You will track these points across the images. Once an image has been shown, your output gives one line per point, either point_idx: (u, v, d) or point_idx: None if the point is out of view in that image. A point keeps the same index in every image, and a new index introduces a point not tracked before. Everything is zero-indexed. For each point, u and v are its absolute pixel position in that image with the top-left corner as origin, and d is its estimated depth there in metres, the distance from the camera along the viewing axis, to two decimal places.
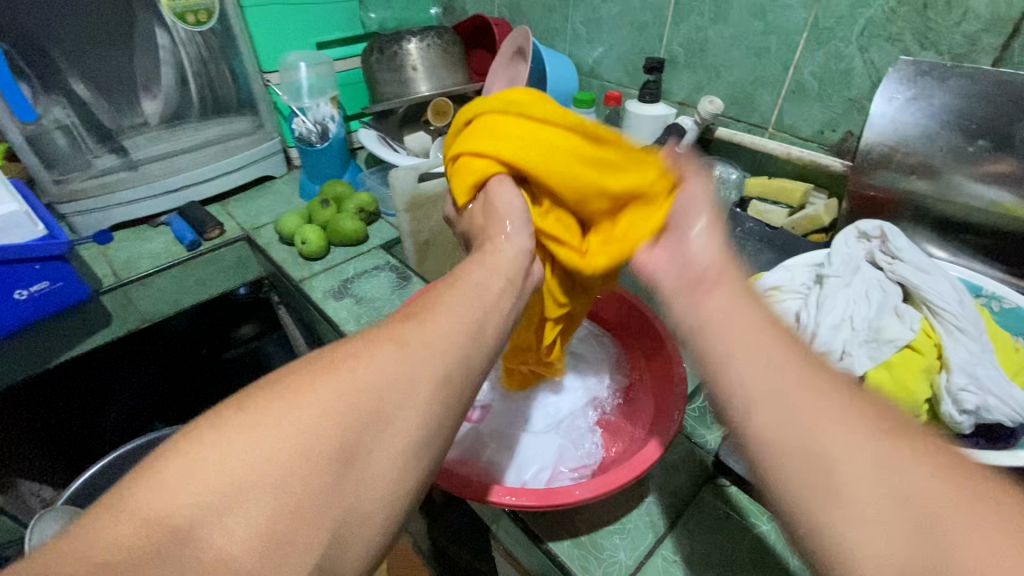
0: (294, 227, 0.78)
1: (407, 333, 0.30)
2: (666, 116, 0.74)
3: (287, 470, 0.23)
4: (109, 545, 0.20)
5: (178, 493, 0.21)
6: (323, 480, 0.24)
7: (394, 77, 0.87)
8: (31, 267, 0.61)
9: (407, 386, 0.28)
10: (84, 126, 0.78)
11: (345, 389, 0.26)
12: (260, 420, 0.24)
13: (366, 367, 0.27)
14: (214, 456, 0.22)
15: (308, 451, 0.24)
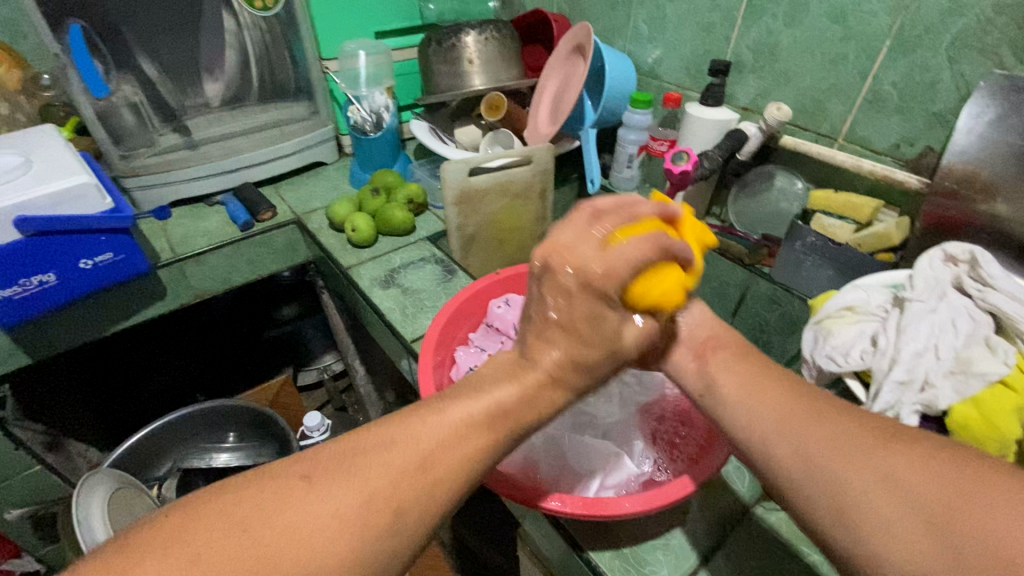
0: (345, 214, 0.79)
1: (344, 463, 0.30)
2: (728, 121, 0.72)
3: None
4: None
5: None
6: None
7: (449, 70, 0.87)
8: (95, 238, 0.63)
9: (307, 533, 0.27)
10: (151, 105, 0.82)
11: (240, 527, 0.26)
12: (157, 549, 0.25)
13: (266, 512, 0.27)
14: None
15: (234, 549, 0.26)
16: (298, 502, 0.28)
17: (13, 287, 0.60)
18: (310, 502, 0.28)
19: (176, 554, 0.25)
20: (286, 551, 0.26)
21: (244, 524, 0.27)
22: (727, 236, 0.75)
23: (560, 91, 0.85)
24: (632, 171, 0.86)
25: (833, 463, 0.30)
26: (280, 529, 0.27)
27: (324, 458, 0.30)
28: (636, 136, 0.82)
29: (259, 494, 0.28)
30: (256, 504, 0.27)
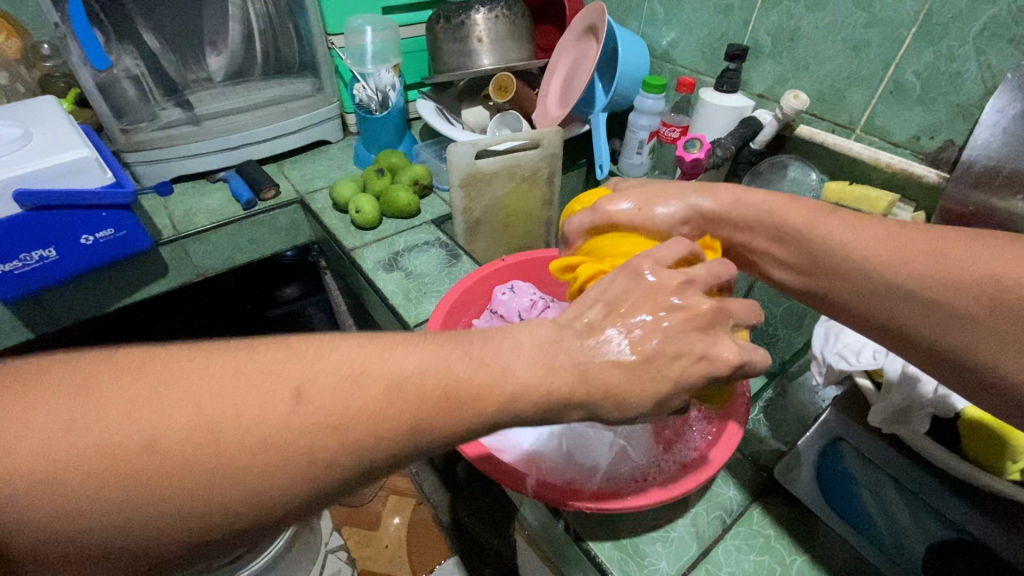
0: (349, 195, 0.77)
1: (353, 361, 0.26)
2: (742, 109, 0.71)
3: (99, 454, 0.21)
4: None
5: (20, 421, 0.21)
6: (122, 491, 0.21)
7: (458, 48, 0.85)
8: (97, 214, 0.62)
9: (291, 436, 0.24)
10: (152, 76, 0.80)
11: (222, 404, 0.23)
12: (129, 391, 0.22)
13: (257, 395, 0.24)
14: (50, 410, 0.21)
15: (208, 418, 0.23)
16: (290, 395, 0.24)
17: (12, 262, 0.59)
18: (300, 399, 0.24)
19: (138, 425, 0.22)
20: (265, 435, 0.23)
21: (208, 422, 0.23)
22: None
23: (571, 74, 0.83)
24: (642, 157, 0.85)
25: (948, 312, 0.33)
26: (261, 418, 0.23)
27: (324, 372, 0.25)
28: (648, 121, 0.81)
29: (232, 391, 0.24)
30: (227, 408, 0.23)
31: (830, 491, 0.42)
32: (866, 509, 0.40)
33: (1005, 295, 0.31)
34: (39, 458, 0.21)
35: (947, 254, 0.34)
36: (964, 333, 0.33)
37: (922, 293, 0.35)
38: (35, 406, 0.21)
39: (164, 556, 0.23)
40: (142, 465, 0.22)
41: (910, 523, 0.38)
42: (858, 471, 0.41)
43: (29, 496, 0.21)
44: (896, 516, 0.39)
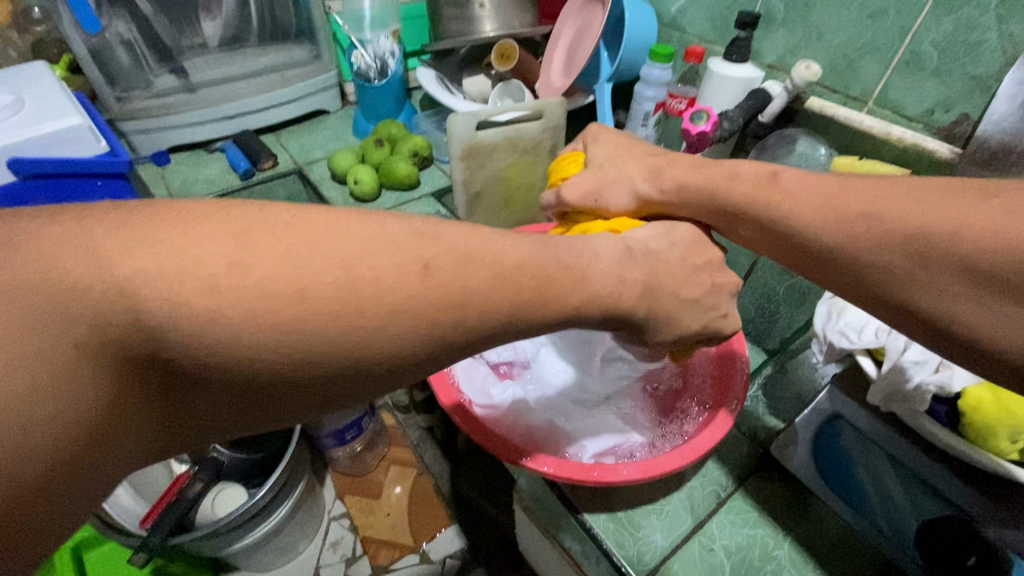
0: (347, 166, 0.76)
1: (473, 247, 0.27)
2: (752, 80, 0.69)
3: (269, 291, 0.21)
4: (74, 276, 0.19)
5: (189, 251, 0.21)
6: (298, 319, 0.21)
7: (458, 13, 0.82)
8: (92, 183, 0.62)
9: (438, 301, 0.24)
10: (145, 42, 0.77)
11: (381, 259, 0.24)
12: (289, 238, 0.22)
13: (405, 259, 0.24)
14: (207, 246, 0.21)
15: (364, 273, 0.23)
16: (428, 263, 0.25)
17: None
18: (436, 270, 0.25)
19: (294, 273, 0.22)
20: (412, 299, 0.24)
21: (356, 280, 0.23)
22: None
23: (575, 43, 0.81)
24: (647, 130, 0.82)
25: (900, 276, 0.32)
26: (408, 280, 0.24)
27: (448, 251, 0.26)
28: (654, 92, 0.79)
29: (372, 253, 0.24)
30: (369, 269, 0.23)
31: (826, 469, 0.43)
32: (862, 487, 0.41)
33: (931, 250, 0.31)
34: (206, 288, 0.20)
35: (872, 216, 0.34)
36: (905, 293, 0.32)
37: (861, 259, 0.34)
38: (193, 239, 0.21)
39: (299, 407, 0.24)
40: (296, 308, 0.22)
41: (904, 501, 0.39)
42: (853, 448, 0.42)
43: (198, 320, 0.20)
44: (890, 493, 0.40)
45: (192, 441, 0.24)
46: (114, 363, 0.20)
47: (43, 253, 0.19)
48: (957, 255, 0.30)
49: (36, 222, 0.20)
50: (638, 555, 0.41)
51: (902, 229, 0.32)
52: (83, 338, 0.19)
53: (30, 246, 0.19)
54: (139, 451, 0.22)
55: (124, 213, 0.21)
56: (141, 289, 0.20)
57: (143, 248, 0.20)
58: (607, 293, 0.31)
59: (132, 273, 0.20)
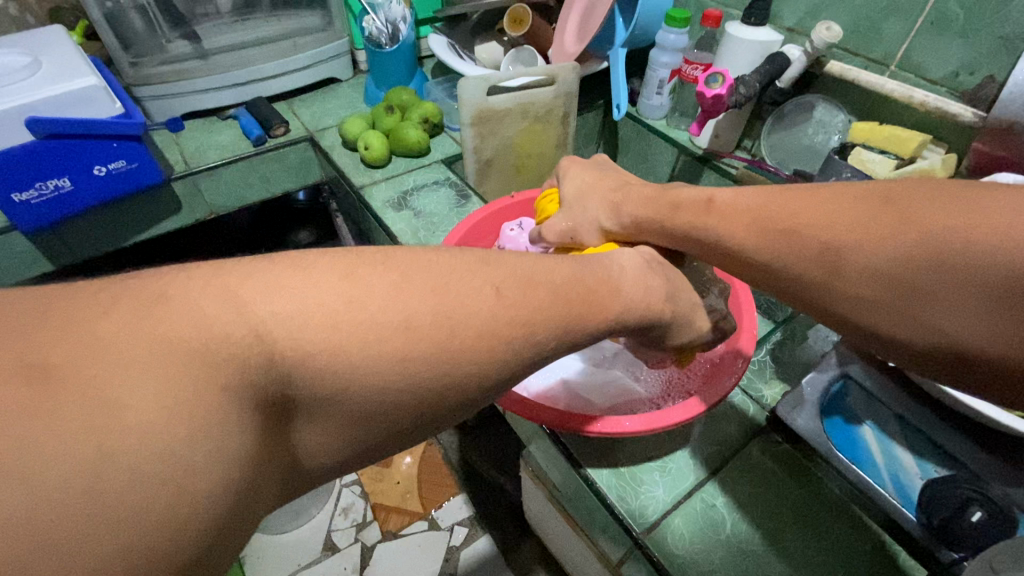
0: (358, 132, 0.76)
1: (525, 270, 0.29)
2: (770, 44, 0.67)
3: (376, 329, 0.24)
4: (217, 329, 0.22)
5: (311, 302, 0.23)
6: (417, 353, 0.25)
7: None
8: (108, 144, 0.62)
9: (512, 326, 0.27)
10: (158, 8, 0.77)
11: (453, 295, 0.26)
12: (376, 278, 0.25)
13: (473, 293, 0.27)
14: (316, 295, 0.24)
15: (449, 303, 0.26)
16: (484, 285, 0.27)
17: (29, 191, 0.60)
18: (494, 293, 0.27)
19: (396, 308, 0.25)
20: (488, 320, 0.26)
21: (446, 313, 0.26)
22: (755, 170, 0.72)
23: (590, 8, 0.79)
24: (661, 98, 0.82)
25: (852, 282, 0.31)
26: (476, 306, 0.26)
27: (509, 275, 0.29)
28: (669, 59, 0.78)
29: (456, 291, 0.26)
30: (451, 300, 0.26)
31: (835, 427, 0.42)
32: (867, 450, 0.40)
33: (844, 261, 0.31)
34: (325, 329, 0.23)
35: (795, 230, 0.34)
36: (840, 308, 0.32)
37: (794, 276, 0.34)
38: (307, 285, 0.24)
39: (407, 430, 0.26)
40: (408, 341, 0.24)
41: (910, 459, 0.40)
42: (861, 409, 0.42)
43: (324, 361, 0.23)
44: (895, 451, 0.40)
45: (306, 477, 0.26)
46: (251, 403, 0.22)
47: (184, 319, 0.21)
48: (881, 264, 0.30)
49: (171, 283, 0.22)
50: (640, 509, 0.41)
51: (820, 239, 0.32)
52: (227, 382, 0.21)
53: (172, 307, 0.21)
54: (269, 492, 0.24)
55: (243, 270, 0.23)
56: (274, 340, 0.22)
57: (274, 302, 0.23)
58: (641, 300, 0.34)
59: (268, 333, 0.22)
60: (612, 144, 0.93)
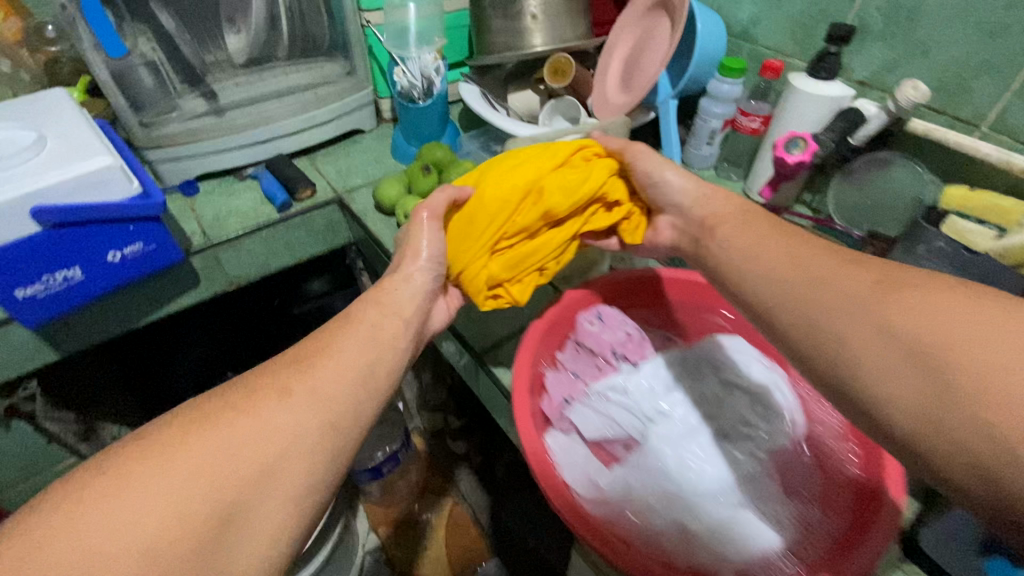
0: (394, 196, 0.70)
1: (298, 380, 0.39)
2: (840, 99, 0.62)
3: (276, 435, 0.36)
4: (165, 491, 0.31)
5: (212, 442, 0.34)
6: (297, 431, 0.36)
7: (507, 27, 0.76)
8: (124, 228, 0.56)
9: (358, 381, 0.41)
10: (171, 64, 0.72)
11: (315, 385, 0.39)
12: (231, 423, 0.35)
13: (314, 389, 0.39)
14: (205, 444, 0.33)
15: (316, 396, 0.39)
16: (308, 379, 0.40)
17: (35, 285, 0.53)
18: (311, 378, 0.39)
19: (241, 426, 0.35)
20: (345, 385, 0.40)
21: (258, 408, 0.37)
22: (822, 229, 0.68)
23: (634, 55, 0.75)
24: (712, 148, 0.77)
25: (912, 358, 0.32)
26: (327, 388, 0.39)
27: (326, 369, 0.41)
28: (722, 109, 0.73)
29: (321, 382, 0.40)
30: (323, 389, 0.39)
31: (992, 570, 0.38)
32: None
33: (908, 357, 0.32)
34: (209, 459, 0.33)
35: (864, 316, 0.35)
36: (854, 357, 0.34)
37: (834, 324, 0.36)
38: (184, 444, 0.33)
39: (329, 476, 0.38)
40: (196, 436, 0.34)
41: None
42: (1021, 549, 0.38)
43: (124, 482, 0.31)
44: None
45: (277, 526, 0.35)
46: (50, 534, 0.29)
47: (102, 518, 0.29)
48: (914, 327, 0.32)
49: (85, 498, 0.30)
50: None
51: (875, 291, 0.35)
52: (196, 498, 0.31)
53: (84, 514, 0.29)
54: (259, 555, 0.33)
55: (141, 444, 0.33)
56: (209, 468, 0.33)
57: (173, 464, 0.32)
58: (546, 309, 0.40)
59: (176, 473, 0.32)
60: None
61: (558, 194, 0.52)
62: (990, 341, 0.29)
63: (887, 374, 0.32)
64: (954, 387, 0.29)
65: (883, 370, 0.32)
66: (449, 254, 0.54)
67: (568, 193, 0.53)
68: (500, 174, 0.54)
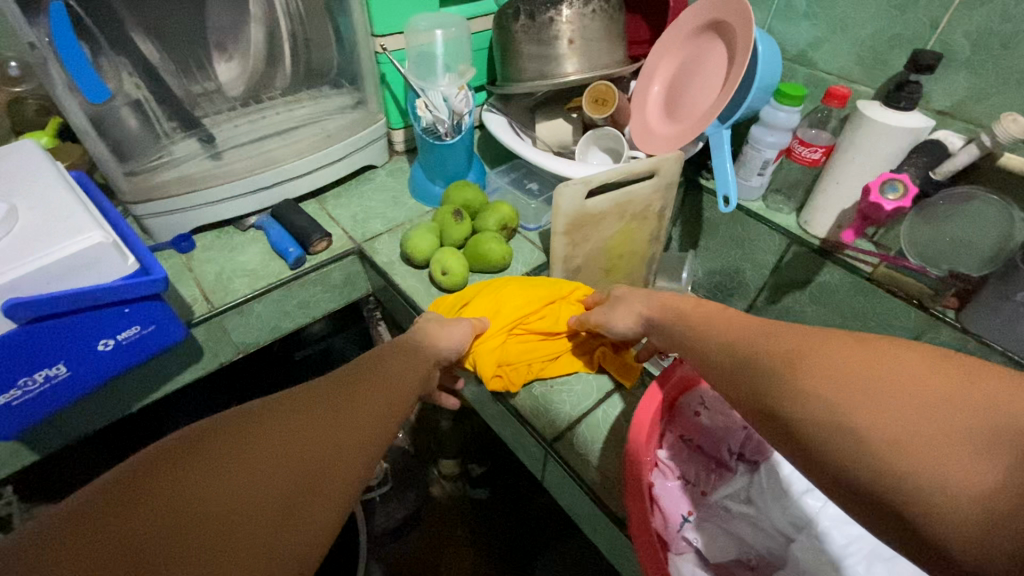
0: (425, 248, 0.60)
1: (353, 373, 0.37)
2: (920, 131, 0.57)
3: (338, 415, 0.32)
4: (224, 458, 0.26)
5: (275, 417, 0.30)
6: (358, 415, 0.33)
7: (541, 52, 0.68)
8: (117, 311, 0.46)
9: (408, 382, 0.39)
10: (158, 102, 0.61)
11: (365, 379, 0.36)
12: (288, 404, 0.31)
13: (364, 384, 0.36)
14: (265, 418, 0.29)
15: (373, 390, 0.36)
16: (357, 374, 0.37)
17: (9, 392, 0.44)
18: (357, 375, 0.37)
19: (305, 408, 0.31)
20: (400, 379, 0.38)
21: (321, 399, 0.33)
22: (896, 268, 0.62)
23: (678, 80, 0.69)
24: (763, 179, 0.72)
25: (831, 411, 0.26)
26: (376, 383, 0.37)
27: (377, 370, 0.38)
28: (774, 138, 0.68)
29: (370, 378, 0.37)
30: (374, 383, 0.36)
31: None
32: None
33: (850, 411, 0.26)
34: (275, 432, 0.29)
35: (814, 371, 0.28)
36: (779, 380, 0.29)
37: (771, 370, 0.30)
38: (244, 418, 0.29)
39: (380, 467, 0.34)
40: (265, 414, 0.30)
41: None
42: None
43: (193, 456, 0.26)
44: None
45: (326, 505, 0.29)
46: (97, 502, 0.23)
47: (157, 482, 0.24)
48: (824, 386, 0.26)
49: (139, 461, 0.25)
50: None
51: (784, 363, 0.29)
52: (255, 473, 0.27)
53: (150, 476, 0.24)
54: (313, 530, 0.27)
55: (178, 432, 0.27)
56: (276, 442, 0.28)
57: (233, 436, 0.27)
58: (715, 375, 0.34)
59: (220, 461, 0.26)
60: (693, 226, 0.82)
61: (555, 303, 0.53)
62: (927, 409, 0.24)
63: (839, 433, 0.25)
64: (841, 427, 0.25)
65: (820, 418, 0.26)
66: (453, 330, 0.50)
67: (568, 306, 0.53)
68: (496, 295, 0.52)
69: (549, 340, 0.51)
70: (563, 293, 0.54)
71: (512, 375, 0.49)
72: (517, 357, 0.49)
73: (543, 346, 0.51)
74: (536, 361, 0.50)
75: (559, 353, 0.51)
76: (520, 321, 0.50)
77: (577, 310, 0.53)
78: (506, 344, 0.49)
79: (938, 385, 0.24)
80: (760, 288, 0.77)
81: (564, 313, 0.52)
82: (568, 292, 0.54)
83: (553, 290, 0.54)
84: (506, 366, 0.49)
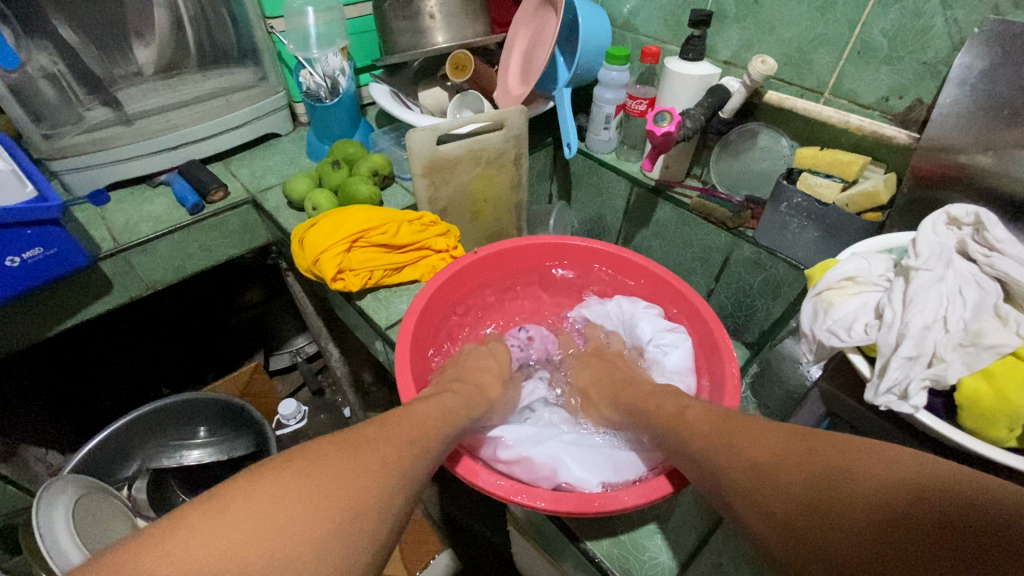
0: (303, 191, 0.72)
1: (395, 423, 0.43)
2: (709, 77, 0.68)
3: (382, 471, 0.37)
4: (279, 503, 0.32)
5: (329, 468, 0.35)
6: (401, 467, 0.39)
7: (409, 27, 0.79)
8: (21, 232, 0.56)
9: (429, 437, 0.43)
10: (73, 75, 0.69)
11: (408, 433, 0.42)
12: (341, 453, 0.37)
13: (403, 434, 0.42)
14: (322, 467, 0.35)
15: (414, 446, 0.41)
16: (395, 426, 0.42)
17: None
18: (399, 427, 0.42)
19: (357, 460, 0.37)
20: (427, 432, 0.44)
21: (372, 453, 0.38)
22: (709, 199, 0.73)
23: (531, 48, 0.81)
24: (609, 132, 0.83)
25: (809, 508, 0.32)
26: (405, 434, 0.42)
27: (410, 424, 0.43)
28: (613, 95, 0.78)
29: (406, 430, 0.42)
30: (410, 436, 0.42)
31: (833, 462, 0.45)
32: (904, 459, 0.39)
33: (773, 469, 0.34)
34: (324, 478, 0.34)
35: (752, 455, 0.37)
36: (815, 502, 0.32)
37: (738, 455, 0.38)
38: (305, 463, 0.35)
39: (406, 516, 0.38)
40: (328, 459, 0.36)
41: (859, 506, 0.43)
42: None
43: (258, 495, 0.32)
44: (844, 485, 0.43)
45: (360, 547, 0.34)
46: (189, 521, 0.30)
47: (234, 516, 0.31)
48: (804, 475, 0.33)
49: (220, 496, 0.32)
50: None
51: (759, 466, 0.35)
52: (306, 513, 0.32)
53: (220, 511, 0.31)
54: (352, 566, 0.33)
55: (267, 468, 0.34)
56: (328, 488, 0.34)
57: (294, 480, 0.34)
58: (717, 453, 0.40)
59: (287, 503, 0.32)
60: (564, 179, 0.94)
61: (404, 226, 0.63)
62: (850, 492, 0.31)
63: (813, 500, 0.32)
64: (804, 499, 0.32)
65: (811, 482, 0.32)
66: (309, 242, 0.60)
67: (417, 230, 0.64)
68: (340, 218, 0.62)
69: (392, 254, 0.63)
70: (414, 221, 0.65)
71: (354, 278, 0.60)
72: (362, 262, 0.60)
73: (388, 258, 0.62)
74: (380, 268, 0.61)
75: (401, 263, 0.63)
76: (366, 235, 0.61)
77: (423, 234, 0.64)
78: (352, 253, 0.60)
79: (891, 477, 0.30)
80: (618, 229, 0.89)
81: (409, 235, 0.63)
82: (418, 219, 0.65)
83: (404, 216, 0.64)
84: (350, 269, 0.60)
